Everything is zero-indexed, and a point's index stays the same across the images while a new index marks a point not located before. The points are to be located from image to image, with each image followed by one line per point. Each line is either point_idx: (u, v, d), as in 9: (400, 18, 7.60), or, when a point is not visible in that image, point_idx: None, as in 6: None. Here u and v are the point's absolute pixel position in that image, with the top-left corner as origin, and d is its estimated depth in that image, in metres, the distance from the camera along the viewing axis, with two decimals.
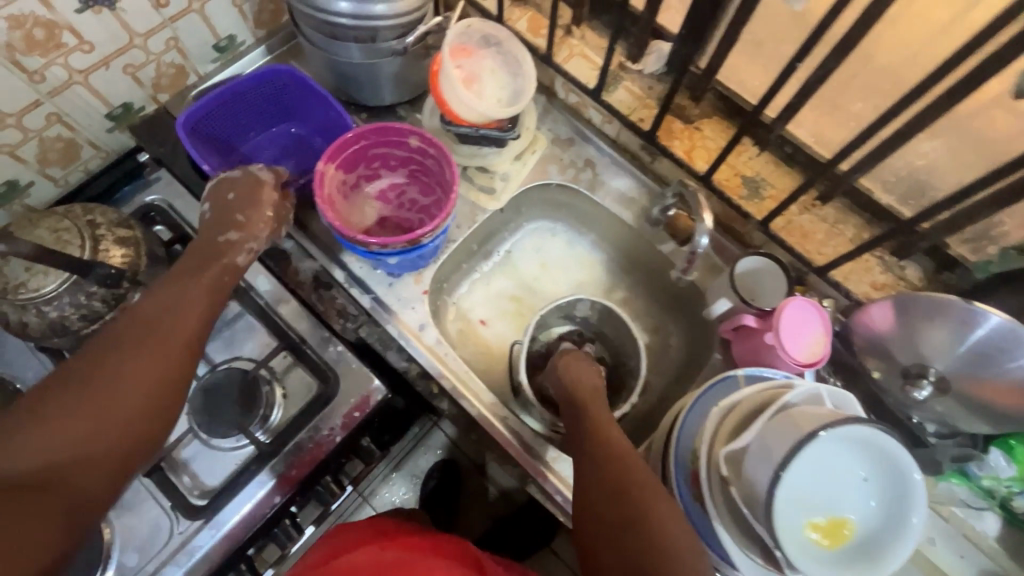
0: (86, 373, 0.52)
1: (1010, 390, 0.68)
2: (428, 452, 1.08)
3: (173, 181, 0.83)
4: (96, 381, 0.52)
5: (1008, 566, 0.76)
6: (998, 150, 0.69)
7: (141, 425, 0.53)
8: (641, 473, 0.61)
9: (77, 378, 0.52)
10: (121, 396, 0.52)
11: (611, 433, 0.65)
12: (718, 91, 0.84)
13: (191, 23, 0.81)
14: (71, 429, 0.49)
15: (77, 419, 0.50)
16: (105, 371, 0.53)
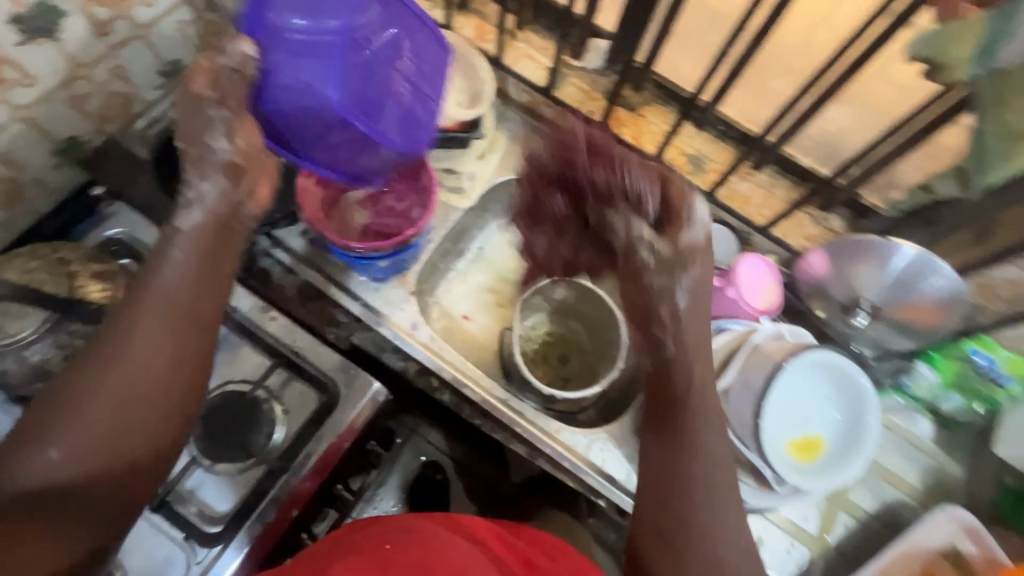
0: (66, 395, 0.49)
1: (928, 309, 0.79)
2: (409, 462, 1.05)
3: (132, 212, 0.83)
4: (76, 406, 0.49)
5: (945, 461, 0.86)
6: (884, 111, 0.83)
7: (135, 448, 0.50)
8: (703, 466, 0.56)
9: (59, 400, 0.49)
10: (103, 419, 0.49)
11: (689, 416, 0.58)
12: (656, 80, 0.90)
13: (136, 50, 0.82)
14: (57, 458, 0.47)
15: (59, 449, 0.48)
16: (83, 392, 0.49)
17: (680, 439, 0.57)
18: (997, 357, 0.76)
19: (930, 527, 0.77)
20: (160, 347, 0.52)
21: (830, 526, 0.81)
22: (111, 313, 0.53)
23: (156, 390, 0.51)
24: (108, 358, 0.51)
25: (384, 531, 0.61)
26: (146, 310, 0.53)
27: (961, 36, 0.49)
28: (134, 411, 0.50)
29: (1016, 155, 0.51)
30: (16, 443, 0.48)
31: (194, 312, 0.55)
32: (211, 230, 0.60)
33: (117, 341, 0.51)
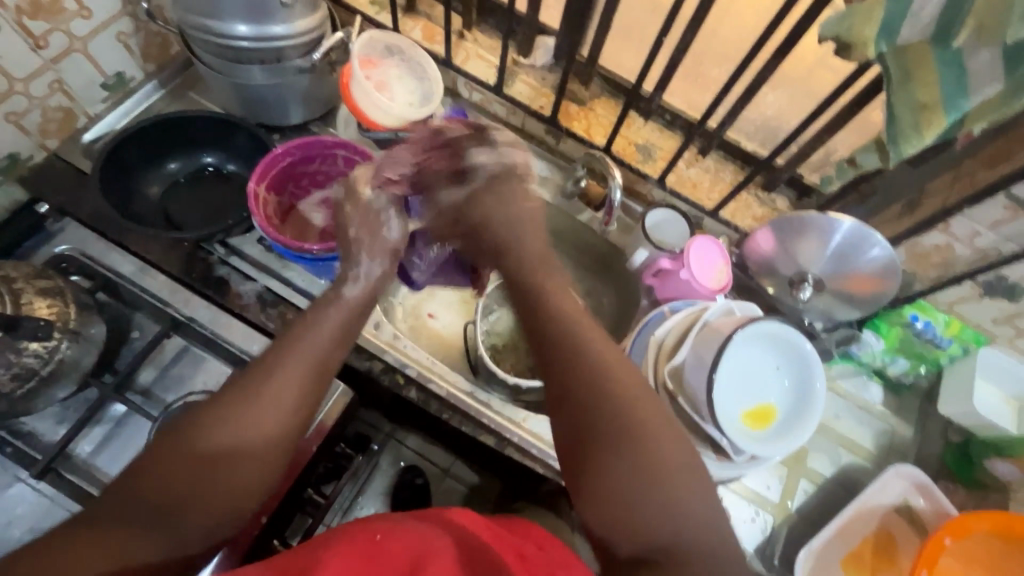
0: (206, 425, 0.52)
1: (869, 278, 0.81)
2: (387, 470, 1.03)
3: (81, 228, 0.81)
4: (212, 431, 0.51)
5: (896, 423, 0.90)
6: (813, 92, 0.88)
7: (249, 483, 0.52)
8: (605, 419, 0.52)
9: (194, 427, 0.52)
10: (232, 453, 0.52)
11: (582, 362, 0.55)
12: (602, 74, 0.93)
13: (76, 63, 0.81)
14: (186, 483, 0.49)
15: (189, 475, 0.50)
16: (217, 424, 0.52)
17: (552, 340, 0.57)
18: (935, 321, 0.83)
19: (883, 486, 0.80)
20: (291, 395, 0.56)
21: (792, 494, 0.84)
22: (269, 355, 0.57)
23: (279, 436, 0.54)
24: (244, 396, 0.54)
25: (372, 523, 0.57)
26: (291, 360, 0.57)
27: (867, 14, 0.50)
28: (259, 451, 0.53)
29: (928, 127, 0.54)
30: (148, 459, 0.50)
31: (324, 369, 0.59)
32: (357, 304, 0.66)
33: (256, 384, 0.55)
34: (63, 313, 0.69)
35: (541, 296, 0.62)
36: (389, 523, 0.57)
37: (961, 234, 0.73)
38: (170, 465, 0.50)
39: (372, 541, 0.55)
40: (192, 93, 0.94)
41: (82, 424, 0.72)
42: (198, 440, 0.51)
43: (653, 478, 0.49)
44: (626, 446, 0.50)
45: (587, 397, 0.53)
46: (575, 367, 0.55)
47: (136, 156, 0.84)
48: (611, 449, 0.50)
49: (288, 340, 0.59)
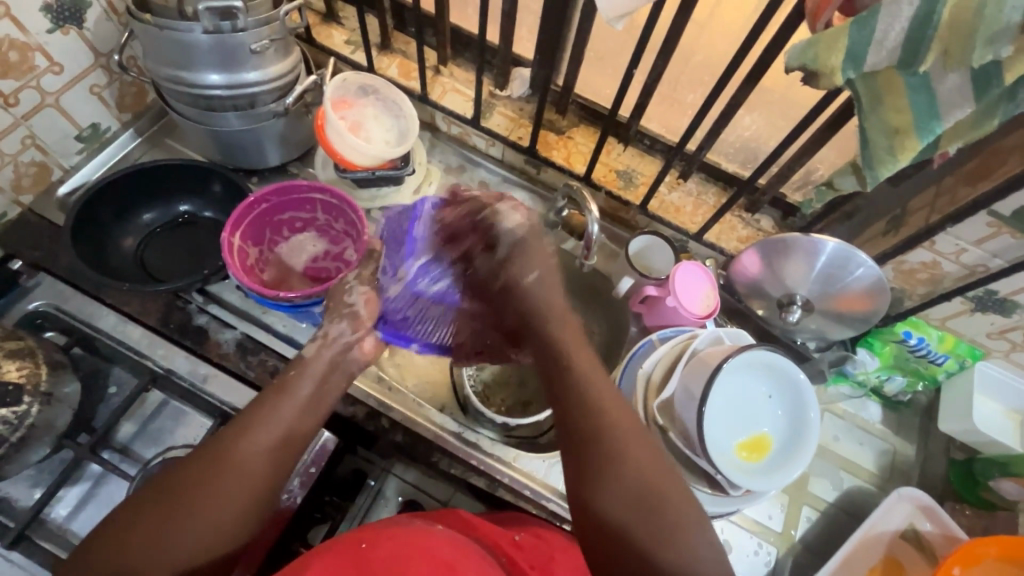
0: (183, 477, 0.52)
1: (859, 298, 0.79)
2: (389, 503, 0.93)
3: (58, 283, 0.80)
4: (185, 494, 0.51)
5: (896, 441, 0.88)
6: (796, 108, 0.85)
7: (221, 533, 0.51)
8: (628, 436, 0.55)
9: (175, 478, 0.52)
10: (208, 499, 0.51)
11: (605, 417, 0.57)
12: (579, 103, 0.93)
13: (48, 118, 0.81)
14: (157, 531, 0.49)
15: (160, 523, 0.50)
16: (198, 473, 0.52)
17: (573, 397, 0.59)
18: (928, 336, 0.81)
19: (887, 511, 0.78)
20: (265, 448, 0.55)
21: (795, 522, 0.81)
22: (247, 410, 0.58)
23: (254, 487, 0.54)
24: (219, 451, 0.54)
25: (357, 533, 0.59)
26: (272, 415, 0.58)
27: (832, 43, 0.50)
28: (231, 501, 0.52)
29: (903, 150, 0.54)
30: (125, 514, 0.51)
31: (295, 429, 0.58)
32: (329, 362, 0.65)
33: (230, 445, 0.54)
34: (33, 375, 0.68)
35: (584, 389, 0.59)
36: (376, 532, 0.58)
37: (946, 250, 0.72)
38: (148, 514, 0.50)
39: (358, 548, 0.56)
40: (169, 140, 0.94)
41: (58, 487, 0.70)
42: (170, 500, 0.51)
43: (653, 505, 0.51)
44: (632, 486, 0.52)
45: (590, 447, 0.55)
46: (594, 430, 0.56)
47: (109, 211, 0.83)
48: (612, 479, 0.53)
49: (265, 397, 0.59)
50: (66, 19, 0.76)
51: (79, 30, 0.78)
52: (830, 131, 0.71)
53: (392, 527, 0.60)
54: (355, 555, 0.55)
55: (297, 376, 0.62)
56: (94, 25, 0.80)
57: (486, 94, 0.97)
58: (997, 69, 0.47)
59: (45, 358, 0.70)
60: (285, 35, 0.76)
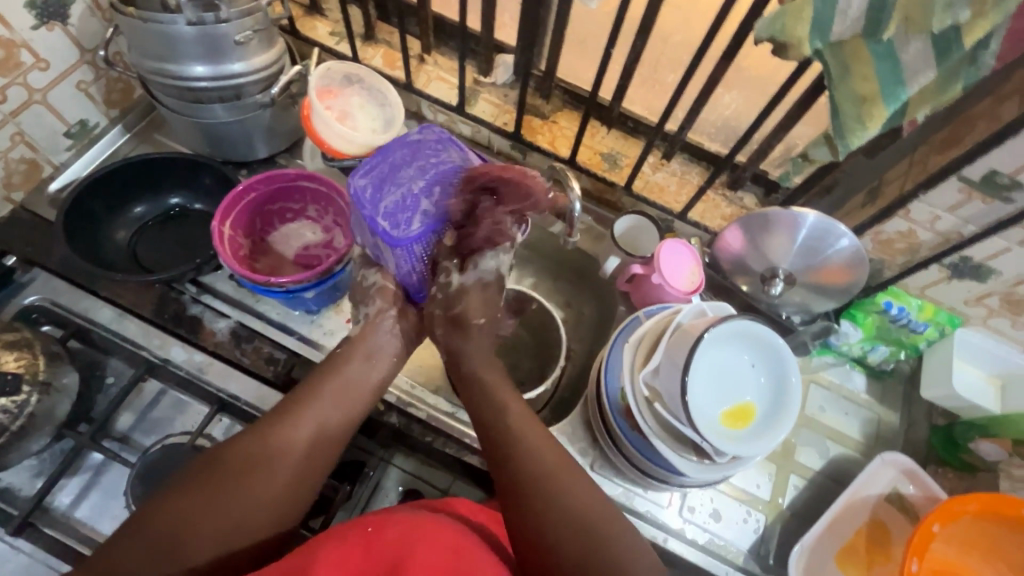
0: (240, 452, 0.62)
1: (840, 269, 0.81)
2: (389, 494, 0.91)
3: (52, 278, 0.81)
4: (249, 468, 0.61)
5: (881, 410, 0.90)
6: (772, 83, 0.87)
7: (253, 522, 0.60)
8: (554, 472, 0.63)
9: (216, 467, 0.60)
10: (241, 490, 0.60)
11: (541, 456, 0.64)
12: (562, 87, 0.95)
13: (37, 114, 0.82)
14: (196, 518, 0.57)
15: (219, 490, 0.59)
16: (242, 462, 0.61)
17: (518, 460, 0.63)
18: (908, 306, 0.83)
19: (872, 475, 0.80)
20: (303, 439, 0.64)
21: (783, 490, 0.83)
22: (284, 406, 0.67)
23: (286, 480, 0.62)
24: (261, 447, 0.62)
25: (364, 518, 0.60)
26: (306, 412, 0.66)
27: (797, 14, 0.51)
28: (263, 493, 0.61)
29: (871, 119, 0.56)
30: (175, 497, 0.58)
31: (330, 421, 0.67)
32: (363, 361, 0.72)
33: (288, 419, 0.65)
34: (31, 366, 0.70)
35: (516, 438, 0.65)
36: (383, 515, 0.59)
37: (921, 219, 0.74)
38: (190, 500, 0.58)
39: (366, 533, 0.58)
40: (157, 134, 0.95)
41: (60, 475, 0.71)
42: (234, 472, 0.60)
43: (588, 536, 0.58)
44: (571, 523, 0.59)
45: (536, 495, 0.61)
46: (522, 467, 0.63)
47: (100, 205, 0.84)
48: (553, 519, 0.59)
49: (302, 396, 0.68)
50: (50, 15, 0.77)
51: (64, 26, 0.79)
52: (805, 104, 0.73)
53: (395, 511, 0.61)
54: (363, 541, 0.57)
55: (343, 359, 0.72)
56: (79, 21, 0.81)
57: (470, 81, 0.98)
58: (957, 35, 0.49)
59: (42, 349, 0.71)
60: (268, 26, 0.77)
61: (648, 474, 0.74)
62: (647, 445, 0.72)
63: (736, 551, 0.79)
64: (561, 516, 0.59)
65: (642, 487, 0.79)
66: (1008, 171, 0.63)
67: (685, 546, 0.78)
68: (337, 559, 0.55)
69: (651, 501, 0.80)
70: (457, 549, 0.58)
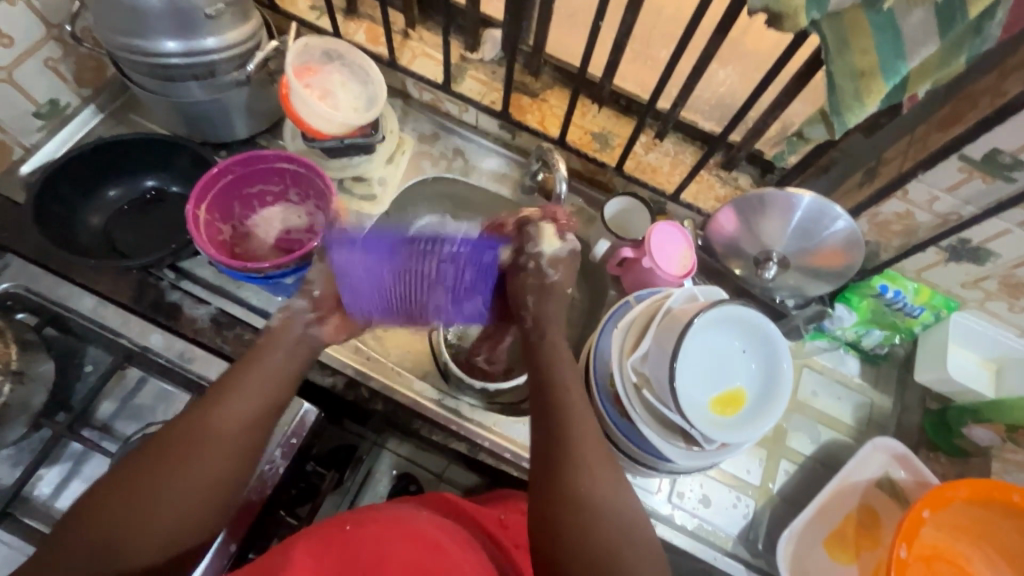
0: (164, 445, 0.55)
1: (833, 252, 0.79)
2: (383, 477, 0.99)
3: (27, 265, 0.78)
4: (175, 465, 0.54)
5: (874, 395, 0.89)
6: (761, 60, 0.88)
7: (195, 505, 0.53)
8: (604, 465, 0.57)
9: (148, 451, 0.54)
10: (179, 473, 0.53)
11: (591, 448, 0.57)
12: (552, 64, 0.91)
13: (2, 93, 0.78)
14: (119, 519, 0.50)
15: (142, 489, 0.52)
16: (164, 451, 0.54)
17: (569, 442, 0.57)
18: (904, 289, 0.82)
19: (863, 461, 0.79)
20: (236, 426, 0.57)
21: (773, 475, 0.83)
22: (223, 380, 0.60)
23: (216, 466, 0.55)
24: (195, 424, 0.56)
25: (342, 516, 0.59)
26: (245, 386, 0.60)
27: None
28: (203, 474, 0.54)
29: (868, 94, 0.54)
30: (109, 483, 0.52)
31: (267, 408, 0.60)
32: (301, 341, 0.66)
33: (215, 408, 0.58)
34: (3, 355, 0.68)
35: (565, 420, 0.59)
36: (360, 514, 0.59)
37: (919, 200, 0.72)
38: (124, 487, 0.52)
39: (343, 530, 0.57)
40: (134, 115, 0.92)
41: (39, 464, 0.70)
42: (159, 471, 0.53)
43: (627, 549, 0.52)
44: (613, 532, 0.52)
45: (576, 493, 0.54)
46: (568, 456, 0.56)
47: (71, 188, 0.82)
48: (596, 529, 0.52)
49: (238, 370, 0.61)
50: None
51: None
52: (802, 80, 0.69)
53: (373, 510, 0.61)
54: (339, 537, 0.56)
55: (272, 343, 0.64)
56: None
57: (456, 57, 0.94)
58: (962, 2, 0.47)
59: (14, 338, 0.70)
60: None
61: (636, 461, 0.73)
62: (636, 432, 0.70)
63: (724, 537, 0.79)
64: (589, 506, 0.54)
65: (630, 473, 0.78)
66: (1012, 149, 0.61)
67: (672, 532, 0.77)
68: (311, 555, 0.54)
69: (640, 487, 0.79)
70: (440, 545, 0.57)
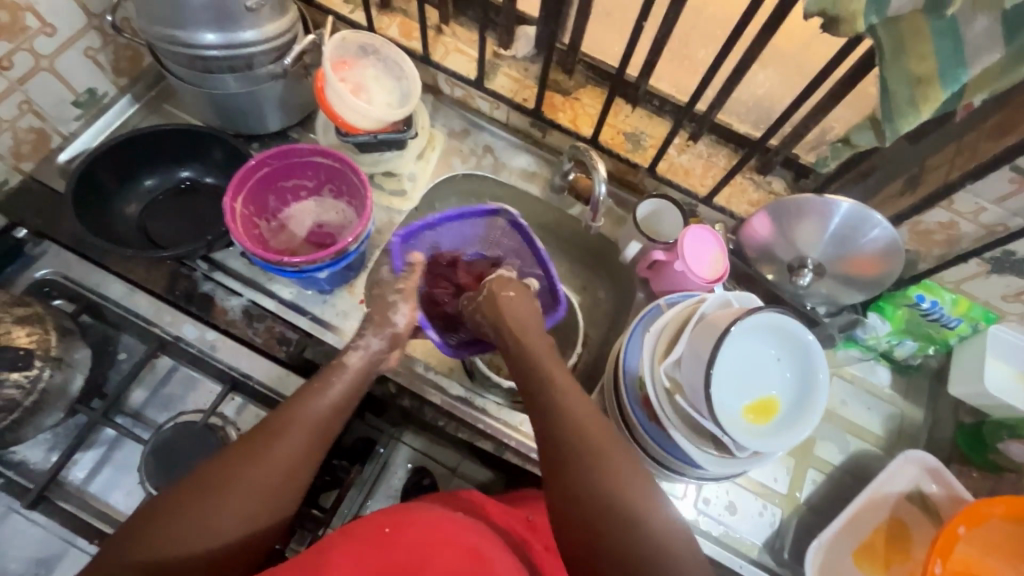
0: (222, 466, 0.54)
1: (871, 261, 0.78)
2: (398, 470, 0.92)
3: (64, 252, 0.80)
4: (230, 486, 0.53)
5: (904, 406, 0.88)
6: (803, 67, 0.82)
7: (232, 541, 0.52)
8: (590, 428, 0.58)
9: (198, 476, 0.53)
10: (224, 505, 0.52)
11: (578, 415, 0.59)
12: (586, 62, 0.90)
13: (44, 82, 0.79)
14: (173, 535, 0.50)
15: (196, 508, 0.51)
16: (219, 476, 0.53)
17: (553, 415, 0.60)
18: (942, 300, 0.80)
19: (894, 473, 0.78)
20: (293, 453, 0.57)
21: (800, 484, 0.82)
22: (280, 412, 0.60)
23: (270, 491, 0.55)
24: (247, 453, 0.55)
25: (379, 515, 0.59)
26: (298, 421, 0.59)
27: None
28: (251, 504, 0.53)
29: (926, 102, 0.52)
30: (157, 505, 0.52)
31: (324, 438, 0.60)
32: (360, 371, 0.67)
33: (273, 433, 0.57)
34: (43, 341, 0.69)
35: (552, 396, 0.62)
36: (397, 515, 0.59)
37: (965, 210, 0.70)
38: (172, 517, 0.50)
39: (383, 533, 0.57)
40: (167, 105, 0.92)
41: (75, 449, 0.72)
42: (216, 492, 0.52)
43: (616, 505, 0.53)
44: (600, 494, 0.54)
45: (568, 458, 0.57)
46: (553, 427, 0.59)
47: (109, 176, 0.82)
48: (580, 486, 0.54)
49: (293, 403, 0.61)
50: None
51: None
52: (847, 85, 0.68)
53: (412, 508, 0.61)
54: (381, 540, 0.56)
55: (332, 379, 0.64)
56: None
57: (489, 54, 0.94)
58: None
59: (53, 324, 0.71)
60: None
61: (663, 465, 0.73)
62: (666, 438, 0.71)
63: (750, 544, 0.78)
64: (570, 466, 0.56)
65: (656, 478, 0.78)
66: None
67: (697, 537, 0.77)
68: (351, 559, 0.54)
69: (665, 492, 0.79)
70: (472, 554, 0.57)
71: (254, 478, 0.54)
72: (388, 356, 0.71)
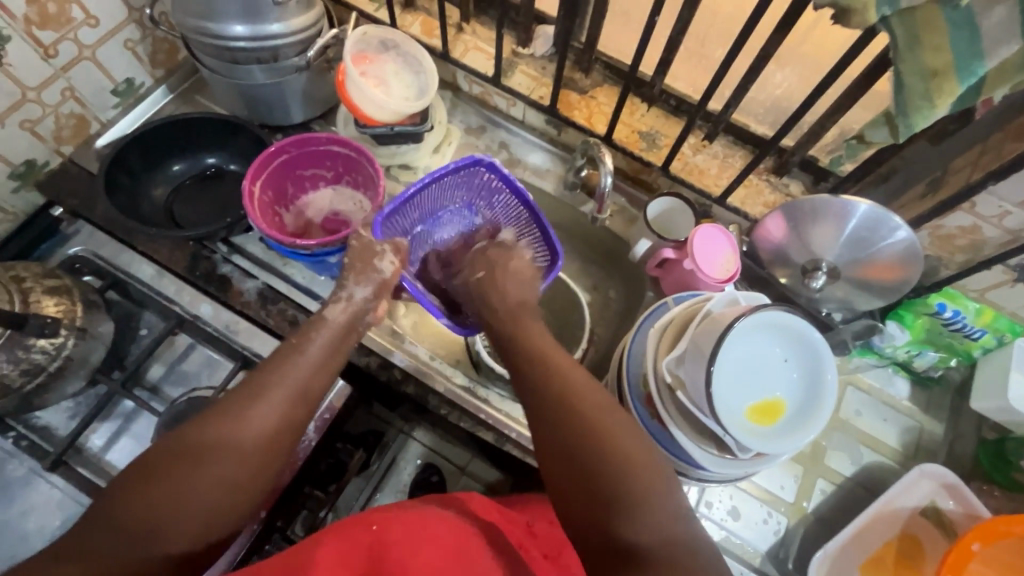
0: (205, 430, 0.54)
1: (888, 265, 0.76)
2: (408, 466, 0.99)
3: (96, 232, 0.85)
4: (212, 448, 0.53)
5: (924, 419, 0.84)
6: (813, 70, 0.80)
7: (216, 503, 0.52)
8: (590, 396, 0.56)
9: (175, 443, 0.52)
10: (200, 474, 0.51)
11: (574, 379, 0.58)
12: (603, 61, 0.91)
13: (86, 70, 0.84)
14: (156, 498, 0.49)
15: (179, 471, 0.51)
16: (201, 441, 0.53)
17: (544, 387, 0.58)
18: (965, 309, 0.77)
19: (908, 487, 0.75)
20: (274, 416, 0.57)
21: (808, 494, 0.79)
22: (261, 376, 0.59)
23: (253, 452, 0.54)
24: (226, 422, 0.54)
25: (370, 514, 0.60)
26: (276, 388, 0.58)
27: None
28: (230, 475, 0.53)
29: (940, 94, 0.51)
30: (137, 471, 0.51)
31: (306, 395, 0.60)
32: (342, 325, 0.67)
33: (255, 393, 0.57)
34: (70, 311, 0.72)
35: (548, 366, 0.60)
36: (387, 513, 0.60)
37: (987, 213, 0.68)
38: (152, 481, 0.50)
39: (371, 530, 0.58)
40: (199, 96, 0.96)
41: (93, 416, 0.75)
42: (198, 456, 0.52)
43: (610, 476, 0.51)
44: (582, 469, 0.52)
45: (564, 423, 0.55)
46: (546, 396, 0.58)
47: (139, 159, 0.86)
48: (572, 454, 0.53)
49: (273, 367, 0.60)
50: None
51: None
52: (864, 84, 0.67)
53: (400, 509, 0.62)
54: (370, 537, 0.57)
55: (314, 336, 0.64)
56: None
57: (508, 52, 0.95)
58: None
59: (80, 297, 0.74)
60: None
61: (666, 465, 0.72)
62: (666, 435, 0.70)
63: (753, 551, 0.76)
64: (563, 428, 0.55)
65: None
66: None
67: None
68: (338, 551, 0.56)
69: None
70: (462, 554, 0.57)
71: (235, 439, 0.54)
72: (374, 307, 0.71)
